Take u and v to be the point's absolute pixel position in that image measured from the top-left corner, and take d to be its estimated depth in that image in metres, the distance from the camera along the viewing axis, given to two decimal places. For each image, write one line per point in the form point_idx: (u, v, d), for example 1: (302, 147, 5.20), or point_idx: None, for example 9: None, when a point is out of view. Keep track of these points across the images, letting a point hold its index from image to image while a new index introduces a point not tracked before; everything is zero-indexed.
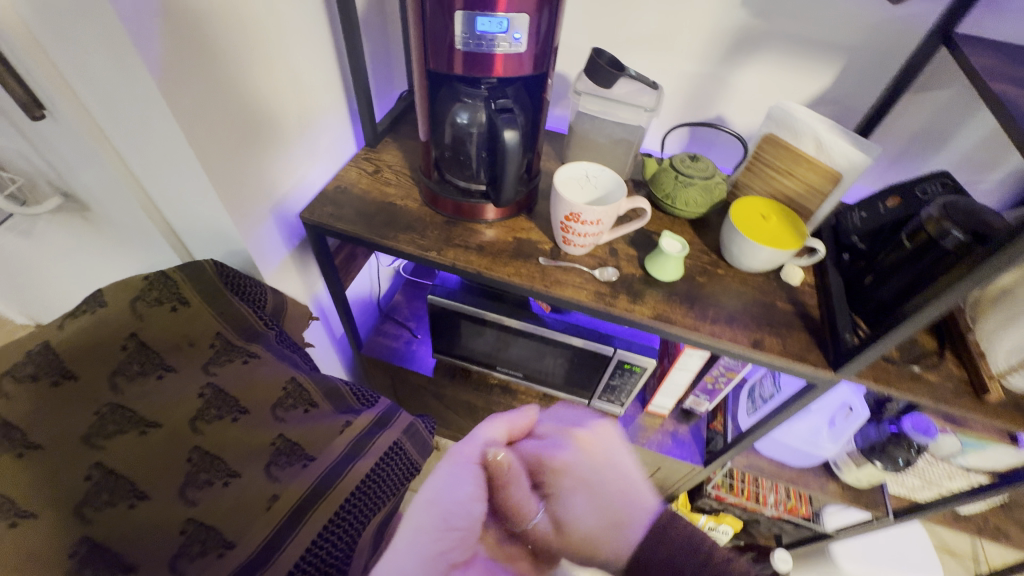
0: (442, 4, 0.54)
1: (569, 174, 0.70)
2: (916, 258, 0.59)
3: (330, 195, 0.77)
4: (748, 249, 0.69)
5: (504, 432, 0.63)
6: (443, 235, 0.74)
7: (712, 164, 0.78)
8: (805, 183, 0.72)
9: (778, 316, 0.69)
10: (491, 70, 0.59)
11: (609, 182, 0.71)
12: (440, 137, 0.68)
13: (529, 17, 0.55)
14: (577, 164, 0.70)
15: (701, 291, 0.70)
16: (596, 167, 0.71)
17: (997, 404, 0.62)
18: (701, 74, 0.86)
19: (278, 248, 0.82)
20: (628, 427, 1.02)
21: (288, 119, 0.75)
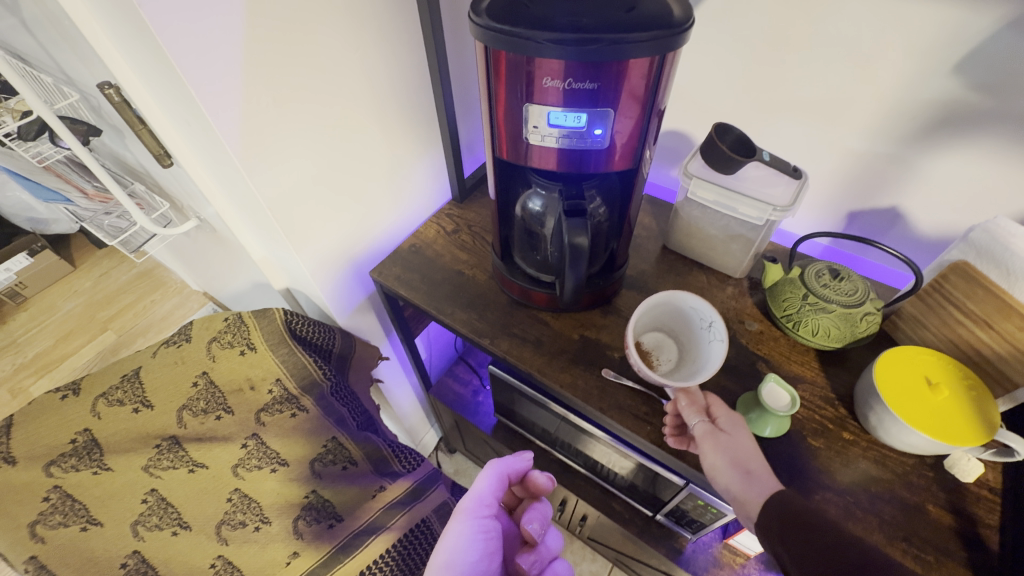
0: (516, 97, 0.46)
1: (693, 306, 0.60)
2: None
3: (403, 254, 0.76)
4: (893, 425, 0.50)
5: (501, 482, 0.64)
6: (502, 319, 0.67)
7: (862, 284, 0.58)
8: (1012, 343, 0.49)
9: (923, 528, 0.49)
10: (566, 164, 0.50)
11: (715, 347, 0.57)
12: (513, 220, 0.61)
13: (612, 112, 0.45)
14: (707, 307, 0.58)
15: (808, 459, 0.53)
16: (720, 328, 0.57)
17: None
18: (871, 154, 0.65)
19: (352, 295, 0.82)
20: (697, 556, 0.86)
21: (373, 167, 0.72)
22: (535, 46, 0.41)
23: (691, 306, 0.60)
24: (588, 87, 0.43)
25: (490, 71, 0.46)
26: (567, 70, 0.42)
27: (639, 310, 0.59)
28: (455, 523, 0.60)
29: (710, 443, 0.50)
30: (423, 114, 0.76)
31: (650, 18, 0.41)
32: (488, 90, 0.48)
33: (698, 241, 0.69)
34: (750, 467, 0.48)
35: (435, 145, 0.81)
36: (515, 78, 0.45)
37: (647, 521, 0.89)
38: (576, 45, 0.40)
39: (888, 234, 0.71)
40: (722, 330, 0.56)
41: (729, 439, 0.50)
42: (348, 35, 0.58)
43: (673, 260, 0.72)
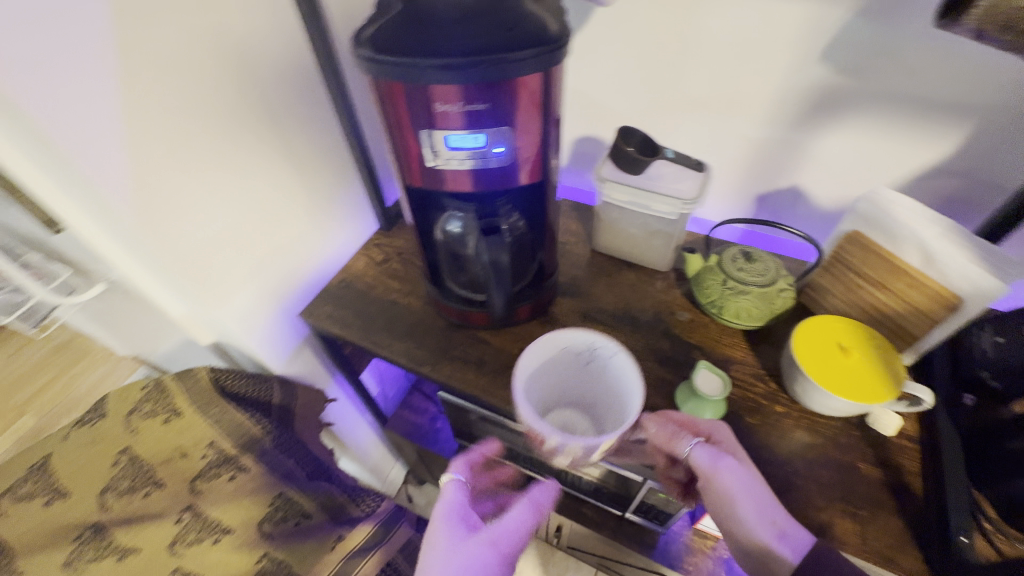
0: (414, 123, 0.46)
1: (570, 343, 0.54)
2: None
3: (333, 291, 0.74)
4: (816, 392, 0.53)
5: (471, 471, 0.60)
6: (442, 344, 0.66)
7: (772, 263, 0.62)
8: (906, 302, 0.54)
9: (857, 485, 0.52)
10: (476, 185, 0.50)
11: (618, 366, 0.52)
12: (435, 244, 0.60)
13: (511, 129, 0.46)
14: (578, 337, 0.53)
15: (749, 438, 0.55)
16: (607, 344, 0.52)
17: None
18: (766, 139, 0.69)
19: (286, 340, 0.78)
20: (670, 547, 0.88)
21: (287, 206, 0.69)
22: (422, 73, 0.41)
23: (562, 347, 0.54)
24: (480, 107, 0.44)
25: (385, 99, 0.46)
26: (455, 93, 0.43)
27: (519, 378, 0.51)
28: (439, 532, 0.54)
29: (717, 483, 0.49)
30: (335, 146, 0.74)
31: (531, 34, 0.42)
32: (387, 118, 0.48)
33: (622, 241, 0.71)
34: (775, 520, 0.48)
35: (354, 176, 0.79)
36: (410, 105, 0.45)
37: (619, 521, 0.90)
38: (462, 67, 0.40)
39: (794, 212, 0.76)
40: (614, 343, 0.52)
41: (749, 485, 0.48)
42: (238, 75, 0.56)
43: (602, 261, 0.74)
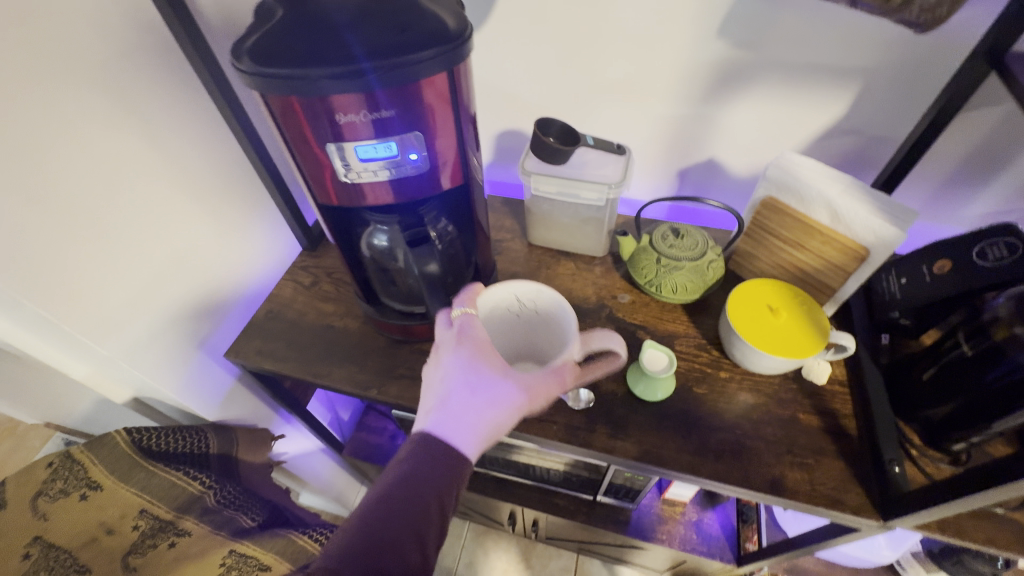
0: (315, 139, 0.43)
1: (494, 303, 0.57)
2: (979, 368, 0.46)
3: (261, 324, 0.68)
4: (754, 355, 0.55)
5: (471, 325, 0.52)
6: (387, 364, 0.63)
7: (700, 235, 0.63)
8: (821, 257, 0.57)
9: (801, 437, 0.55)
10: (396, 196, 0.48)
11: (546, 304, 0.56)
12: (364, 261, 0.57)
13: (423, 135, 0.44)
14: (504, 292, 0.56)
15: (699, 408, 0.57)
16: (529, 287, 0.56)
17: None
18: (679, 116, 0.71)
19: (216, 384, 0.71)
20: (644, 521, 0.89)
21: (188, 239, 0.62)
22: (312, 85, 0.38)
23: (492, 304, 0.57)
24: (384, 114, 0.41)
25: (279, 117, 0.42)
26: (354, 104, 0.40)
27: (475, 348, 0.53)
28: (435, 380, 0.51)
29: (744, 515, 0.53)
30: (238, 168, 0.68)
31: (425, 34, 0.40)
32: (285, 137, 0.44)
33: (557, 232, 0.71)
34: None
35: (264, 196, 0.73)
36: (308, 121, 0.41)
37: (593, 505, 0.91)
38: (356, 76, 0.38)
39: (715, 183, 0.79)
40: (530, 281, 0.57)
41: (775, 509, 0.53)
42: (110, 100, 0.49)
43: (541, 254, 0.73)
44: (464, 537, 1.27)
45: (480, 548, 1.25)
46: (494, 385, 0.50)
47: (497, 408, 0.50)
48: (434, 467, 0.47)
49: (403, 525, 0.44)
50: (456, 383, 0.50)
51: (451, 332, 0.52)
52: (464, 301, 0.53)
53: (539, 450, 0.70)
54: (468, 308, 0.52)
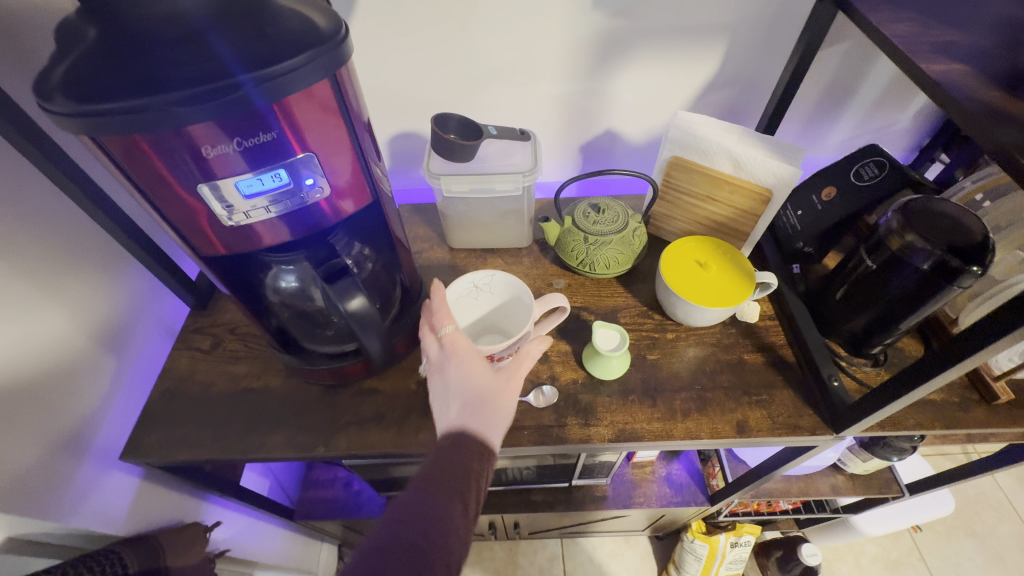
0: (181, 181, 0.35)
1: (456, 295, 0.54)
2: (885, 277, 0.51)
3: (160, 408, 0.57)
4: (697, 312, 0.56)
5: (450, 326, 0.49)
6: (328, 414, 0.56)
7: (619, 207, 0.63)
8: (731, 205, 0.60)
9: (752, 377, 0.57)
10: (296, 230, 0.41)
11: (501, 284, 0.54)
12: (271, 309, 0.49)
13: (319, 156, 0.38)
14: (462, 279, 0.54)
15: (657, 374, 0.58)
16: (482, 273, 0.54)
17: (1008, 406, 0.54)
18: (572, 92, 0.71)
19: (119, 494, 0.58)
20: (620, 490, 0.91)
21: (29, 332, 0.47)
22: (166, 115, 0.31)
23: (457, 296, 0.54)
24: (266, 137, 0.35)
25: (124, 162, 0.34)
26: (226, 129, 0.33)
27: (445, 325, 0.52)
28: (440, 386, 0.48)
29: None
30: (83, 232, 0.53)
31: (293, 38, 0.34)
32: (139, 187, 0.36)
33: (477, 230, 0.67)
34: None
35: (128, 259, 0.59)
36: (165, 162, 0.34)
37: (568, 491, 0.91)
38: (222, 96, 0.31)
39: (616, 152, 0.80)
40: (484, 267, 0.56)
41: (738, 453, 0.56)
42: None
43: (465, 256, 0.70)
44: None
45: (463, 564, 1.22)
46: (491, 388, 0.47)
47: (504, 398, 0.47)
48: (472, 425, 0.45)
49: (455, 488, 0.42)
50: (465, 390, 0.46)
51: (445, 349, 0.48)
52: (441, 314, 0.49)
53: None
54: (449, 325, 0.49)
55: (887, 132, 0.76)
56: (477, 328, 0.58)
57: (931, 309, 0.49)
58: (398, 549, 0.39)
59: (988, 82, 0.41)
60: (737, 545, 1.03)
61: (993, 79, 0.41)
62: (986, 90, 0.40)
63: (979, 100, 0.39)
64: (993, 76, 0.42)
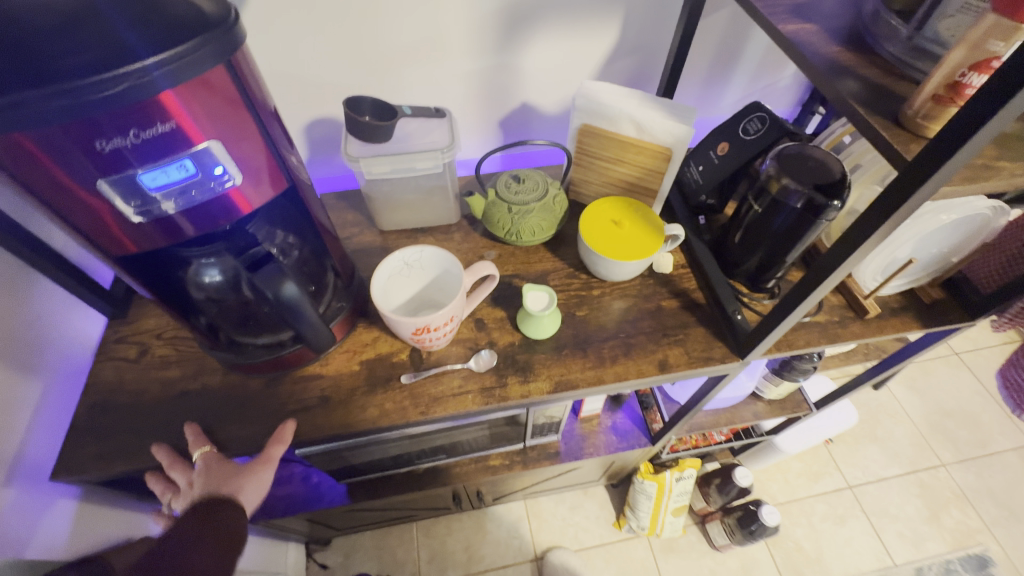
0: (83, 178, 0.34)
1: (388, 275, 0.55)
2: (770, 217, 0.58)
3: (90, 422, 0.55)
4: (616, 266, 0.61)
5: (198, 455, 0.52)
6: (273, 404, 0.56)
7: (539, 176, 0.67)
8: (639, 166, 0.65)
9: (670, 320, 0.63)
10: (212, 221, 0.41)
11: (431, 258, 0.56)
12: (195, 305, 0.48)
13: (224, 144, 0.38)
14: (392, 257, 0.55)
15: (586, 327, 0.63)
16: (411, 251, 0.56)
17: (876, 318, 0.64)
18: (484, 68, 0.73)
19: (53, 518, 0.55)
20: (571, 444, 0.97)
21: None
22: (63, 105, 0.30)
23: (388, 275, 0.55)
24: (165, 128, 0.34)
25: (15, 163, 0.33)
26: (126, 119, 0.33)
27: (380, 302, 0.53)
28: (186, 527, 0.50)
29: None
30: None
31: (176, 22, 0.33)
32: (34, 188, 0.34)
33: (405, 210, 0.68)
34: None
35: (42, 277, 0.55)
36: (54, 160, 0.33)
37: (524, 452, 0.96)
38: (123, 84, 0.31)
39: (534, 124, 0.83)
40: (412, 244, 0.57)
41: None
42: None
43: (397, 238, 0.71)
44: (416, 539, 1.26)
45: (434, 540, 1.26)
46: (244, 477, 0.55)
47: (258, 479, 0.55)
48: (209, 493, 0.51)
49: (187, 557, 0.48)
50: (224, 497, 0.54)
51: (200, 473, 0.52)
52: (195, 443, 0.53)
53: (452, 425, 0.71)
54: (201, 447, 0.52)
55: (768, 93, 0.85)
56: (413, 306, 0.59)
57: (809, 241, 0.57)
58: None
59: (833, 39, 0.48)
60: (681, 479, 1.12)
61: (837, 36, 0.48)
62: (830, 46, 0.47)
63: (825, 54, 0.46)
64: (838, 33, 0.48)
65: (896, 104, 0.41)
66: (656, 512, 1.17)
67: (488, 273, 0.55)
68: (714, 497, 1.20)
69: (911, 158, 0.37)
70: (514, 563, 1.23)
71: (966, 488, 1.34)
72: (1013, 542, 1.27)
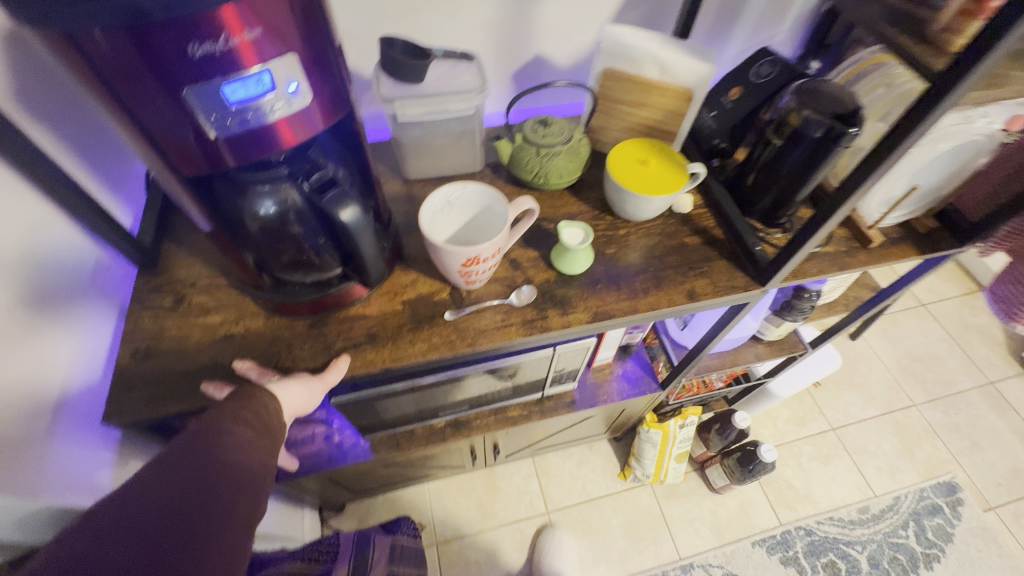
0: (160, 90, 0.33)
1: (432, 212, 0.57)
2: (787, 151, 0.61)
3: (134, 369, 0.55)
4: (643, 203, 0.64)
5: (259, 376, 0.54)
6: (320, 344, 0.57)
7: (564, 121, 0.68)
8: (659, 109, 0.68)
9: (693, 255, 0.67)
10: (279, 144, 0.40)
11: (472, 194, 0.58)
12: (249, 238, 0.48)
13: (299, 60, 0.37)
14: (435, 194, 0.56)
15: (616, 263, 0.66)
16: (453, 189, 0.57)
17: (879, 247, 0.69)
18: (501, 16, 0.73)
19: (100, 466, 0.55)
20: (585, 393, 1.01)
21: None
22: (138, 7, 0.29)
23: (432, 213, 0.57)
24: (246, 37, 0.33)
25: (96, 70, 0.32)
26: (208, 28, 0.31)
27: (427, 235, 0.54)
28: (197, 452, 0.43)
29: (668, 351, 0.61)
30: (20, 194, 0.48)
31: None
32: (111, 99, 0.34)
33: (432, 157, 0.69)
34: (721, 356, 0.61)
35: (75, 222, 0.54)
36: (133, 66, 0.32)
37: (541, 403, 0.99)
38: None
39: (546, 77, 0.84)
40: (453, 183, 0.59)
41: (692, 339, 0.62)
42: None
43: (422, 186, 0.71)
44: (429, 499, 1.28)
45: (447, 500, 1.29)
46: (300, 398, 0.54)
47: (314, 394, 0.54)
48: (248, 415, 0.48)
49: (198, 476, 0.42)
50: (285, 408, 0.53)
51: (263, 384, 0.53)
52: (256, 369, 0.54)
53: (483, 368, 0.73)
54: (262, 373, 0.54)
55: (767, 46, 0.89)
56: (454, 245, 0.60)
57: (823, 174, 0.61)
58: (171, 500, 0.39)
59: None
60: (684, 426, 1.17)
61: None
62: None
63: None
64: None
65: (918, 27, 0.45)
66: (661, 458, 1.23)
67: (530, 207, 0.57)
68: (714, 443, 1.26)
69: (939, 71, 0.41)
70: (526, 517, 1.27)
71: (935, 424, 1.46)
72: (977, 468, 1.39)
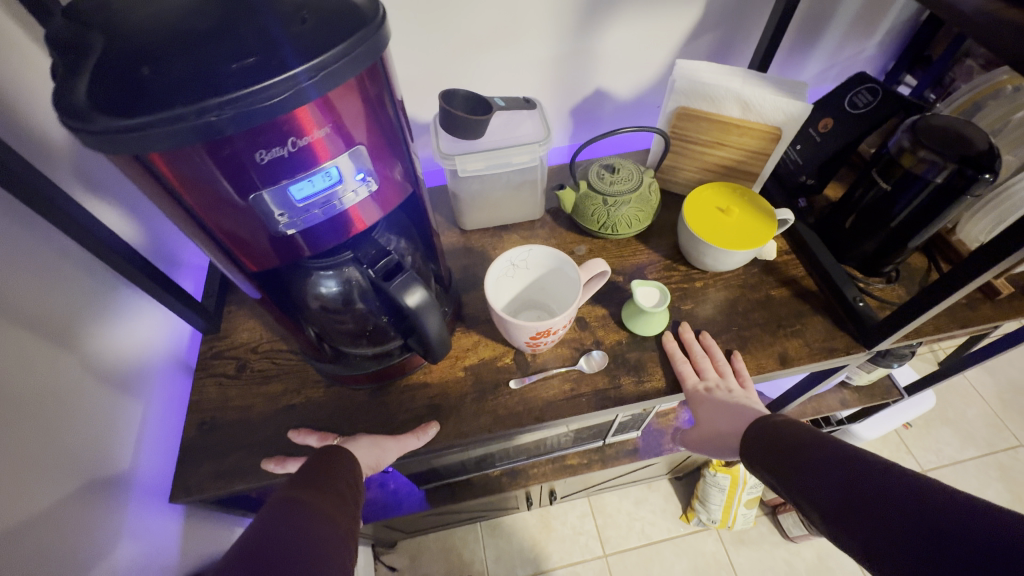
0: (228, 197, 0.31)
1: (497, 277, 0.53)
2: (898, 196, 0.54)
3: (200, 441, 0.54)
4: (724, 256, 0.58)
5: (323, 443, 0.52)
6: (381, 416, 0.54)
7: (632, 165, 0.63)
8: (739, 148, 0.62)
9: (783, 311, 0.60)
10: (345, 232, 0.38)
11: (539, 256, 0.54)
12: (312, 317, 0.46)
13: (367, 149, 0.34)
14: (500, 258, 0.53)
15: (694, 321, 0.60)
16: (518, 251, 0.53)
17: (1006, 298, 0.60)
18: (560, 54, 0.69)
19: (168, 539, 0.54)
20: (649, 440, 0.95)
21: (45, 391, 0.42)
22: (205, 124, 0.26)
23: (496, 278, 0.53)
24: (315, 136, 0.31)
25: (164, 183, 0.30)
26: (278, 131, 0.29)
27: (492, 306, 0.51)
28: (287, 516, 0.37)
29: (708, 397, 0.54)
30: (85, 272, 0.47)
31: (330, 23, 0.31)
32: (179, 208, 0.32)
33: (491, 208, 0.66)
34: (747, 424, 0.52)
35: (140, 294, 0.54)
36: (201, 176, 0.30)
37: (602, 450, 0.94)
38: (270, 97, 0.27)
39: (606, 111, 0.80)
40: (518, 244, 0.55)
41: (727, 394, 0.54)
42: None
43: (480, 237, 0.68)
44: (483, 538, 1.25)
45: (501, 539, 1.25)
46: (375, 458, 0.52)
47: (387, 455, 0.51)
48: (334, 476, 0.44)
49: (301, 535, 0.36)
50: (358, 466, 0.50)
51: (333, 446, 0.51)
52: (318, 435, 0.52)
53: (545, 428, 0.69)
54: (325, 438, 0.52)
55: (852, 64, 0.80)
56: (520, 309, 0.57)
57: (944, 222, 0.52)
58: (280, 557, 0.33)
59: None
60: None
61: None
62: None
63: None
64: None
65: None
66: (729, 504, 1.14)
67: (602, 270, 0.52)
68: None
69: None
70: (583, 560, 1.21)
71: None
72: None
